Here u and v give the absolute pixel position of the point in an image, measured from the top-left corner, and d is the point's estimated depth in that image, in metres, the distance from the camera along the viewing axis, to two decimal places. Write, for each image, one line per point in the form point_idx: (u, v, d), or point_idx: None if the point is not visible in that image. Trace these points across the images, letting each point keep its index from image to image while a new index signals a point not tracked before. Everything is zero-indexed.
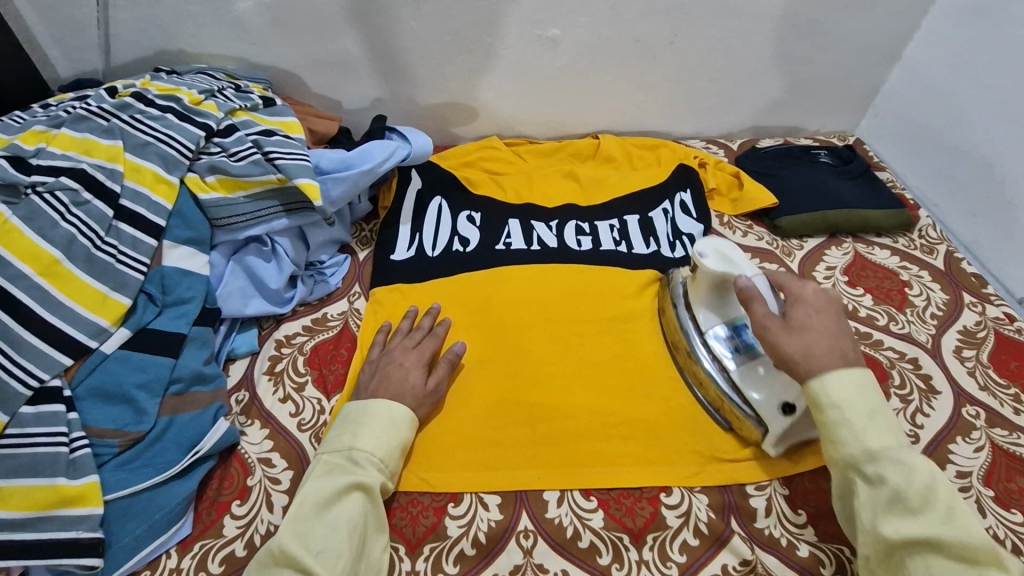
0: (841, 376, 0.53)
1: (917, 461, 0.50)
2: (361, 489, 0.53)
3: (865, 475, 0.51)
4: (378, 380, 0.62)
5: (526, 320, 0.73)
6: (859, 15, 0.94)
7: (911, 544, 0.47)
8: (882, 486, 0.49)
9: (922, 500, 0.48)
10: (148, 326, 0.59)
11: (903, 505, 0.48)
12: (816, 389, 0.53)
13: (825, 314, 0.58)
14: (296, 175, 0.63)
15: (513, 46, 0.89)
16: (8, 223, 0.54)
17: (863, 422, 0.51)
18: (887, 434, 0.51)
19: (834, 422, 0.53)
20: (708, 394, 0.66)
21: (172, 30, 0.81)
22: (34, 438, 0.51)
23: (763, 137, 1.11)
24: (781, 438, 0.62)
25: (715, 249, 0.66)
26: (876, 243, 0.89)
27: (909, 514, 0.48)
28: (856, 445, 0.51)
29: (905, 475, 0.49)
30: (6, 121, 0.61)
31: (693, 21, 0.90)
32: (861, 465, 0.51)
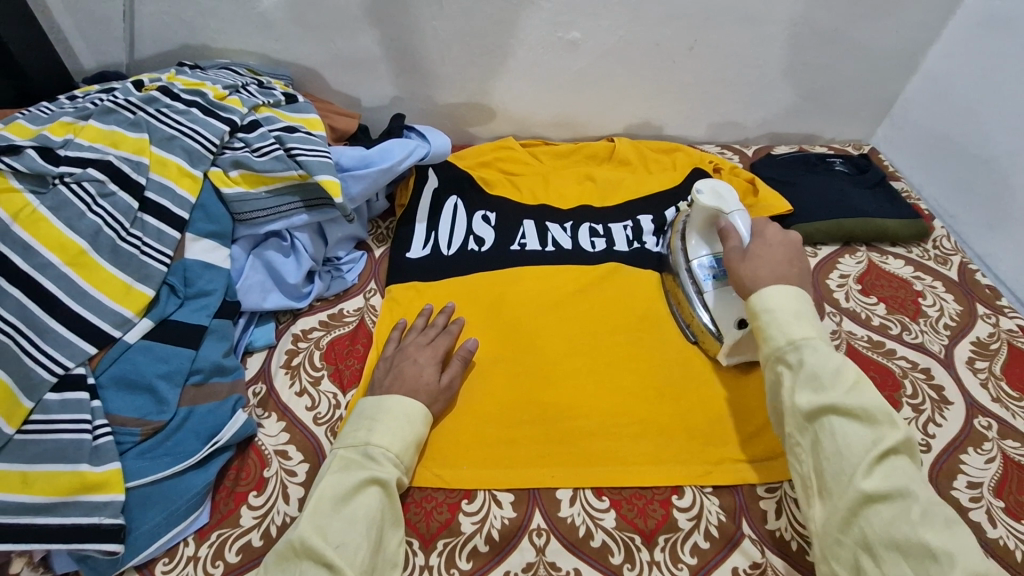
0: (778, 291, 0.57)
1: (831, 348, 0.53)
2: (378, 483, 0.53)
3: (787, 361, 0.54)
4: (393, 376, 0.62)
5: (539, 318, 0.74)
6: (879, 24, 0.94)
7: (820, 413, 0.50)
8: (799, 367, 0.53)
9: (833, 377, 0.51)
10: (171, 317, 0.60)
11: (816, 381, 0.51)
12: (752, 297, 0.58)
13: (782, 249, 0.62)
14: (317, 172, 0.64)
15: (532, 48, 0.90)
16: (37, 212, 0.55)
17: (787, 315, 0.55)
18: (808, 326, 0.55)
19: (764, 321, 0.57)
20: (682, 311, 0.73)
21: (196, 24, 0.82)
22: (59, 425, 0.52)
23: (779, 144, 1.11)
24: (734, 350, 0.67)
25: (712, 187, 0.69)
26: (890, 253, 0.89)
27: (820, 388, 0.51)
28: (780, 335, 0.55)
29: (821, 357, 0.52)
30: (34, 111, 0.62)
31: (713, 26, 0.90)
32: (783, 353, 0.55)
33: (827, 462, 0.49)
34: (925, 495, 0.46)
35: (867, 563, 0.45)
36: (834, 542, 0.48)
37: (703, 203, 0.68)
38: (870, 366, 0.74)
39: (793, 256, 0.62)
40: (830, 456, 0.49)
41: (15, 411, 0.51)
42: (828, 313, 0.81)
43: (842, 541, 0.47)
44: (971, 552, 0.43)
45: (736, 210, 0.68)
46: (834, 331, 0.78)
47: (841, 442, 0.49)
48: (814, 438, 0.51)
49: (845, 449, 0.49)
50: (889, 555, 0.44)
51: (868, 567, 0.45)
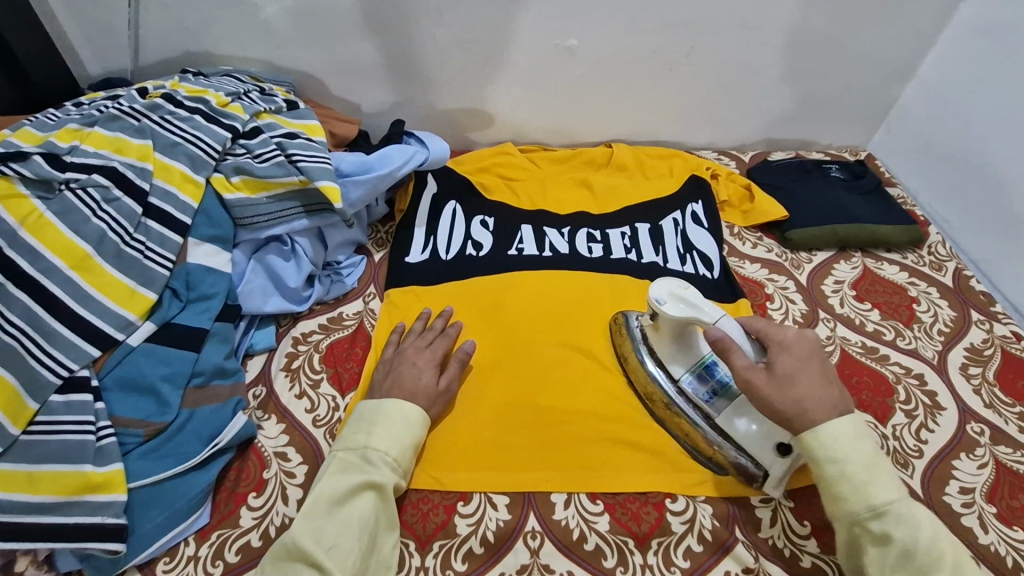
0: (832, 429, 0.54)
1: (920, 518, 0.51)
2: (374, 487, 0.54)
3: (871, 532, 0.51)
4: (392, 379, 0.63)
5: (536, 323, 0.74)
6: (874, 31, 0.94)
7: None
8: (889, 543, 0.50)
9: (933, 560, 0.49)
10: (173, 321, 0.61)
11: (916, 566, 0.49)
12: (812, 442, 0.54)
13: (805, 358, 0.58)
14: (318, 178, 0.65)
15: (531, 55, 0.91)
16: (44, 218, 0.57)
17: (865, 476, 0.52)
18: (887, 487, 0.52)
19: (836, 477, 0.53)
20: (695, 443, 0.65)
21: (200, 32, 0.83)
22: (64, 426, 0.53)
23: (776, 150, 1.12)
24: (782, 479, 0.61)
25: (670, 293, 0.62)
26: (885, 258, 0.90)
27: (921, 573, 0.49)
28: (860, 500, 0.52)
29: (910, 530, 0.50)
30: (40, 118, 0.64)
31: (711, 32, 0.91)
32: (866, 522, 0.52)
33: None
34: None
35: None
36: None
37: (678, 317, 0.61)
38: (863, 372, 0.75)
39: (820, 362, 0.58)
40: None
41: (20, 413, 0.52)
42: (823, 318, 0.81)
43: None
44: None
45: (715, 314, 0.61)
46: (828, 335, 0.79)
47: None
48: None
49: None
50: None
51: None
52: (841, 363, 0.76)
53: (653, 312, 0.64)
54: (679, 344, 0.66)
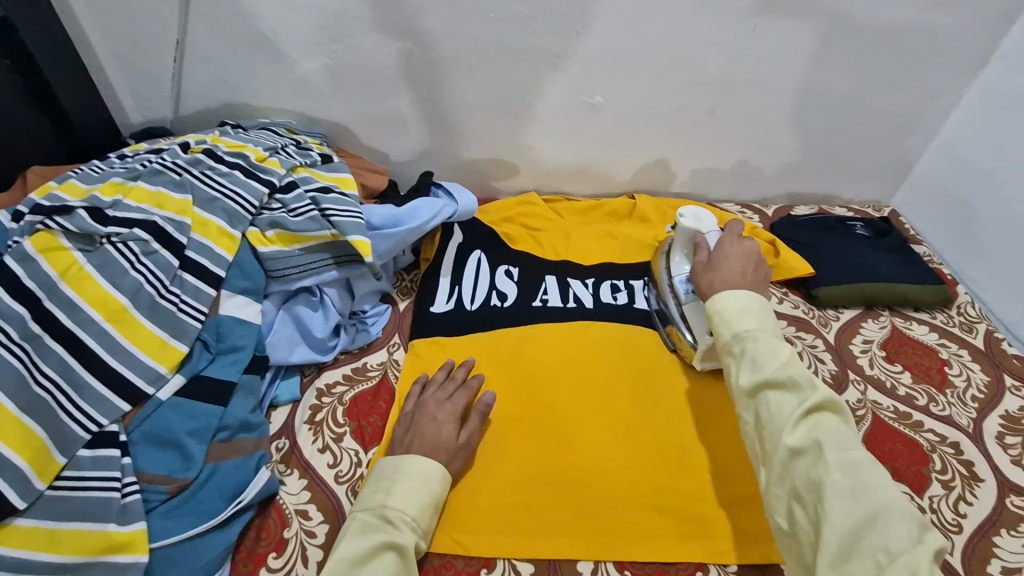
0: (727, 294, 0.62)
1: (771, 336, 0.57)
2: (394, 548, 0.52)
3: (732, 351, 0.59)
4: (413, 435, 0.62)
5: (565, 375, 0.74)
6: (894, 93, 0.96)
7: (757, 388, 0.54)
8: (741, 353, 0.57)
9: (766, 355, 0.55)
10: (202, 373, 0.61)
11: (754, 362, 0.56)
12: (707, 302, 0.64)
13: (743, 261, 0.68)
14: (349, 232, 0.66)
15: (557, 111, 0.93)
16: (84, 270, 0.58)
17: (730, 311, 0.60)
18: (751, 317, 0.60)
19: (713, 317, 0.62)
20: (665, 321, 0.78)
21: (240, 85, 0.86)
22: (89, 483, 0.52)
23: (798, 204, 1.13)
24: (706, 356, 0.72)
25: (694, 213, 0.76)
26: (914, 318, 0.89)
27: (757, 366, 0.55)
28: (726, 328, 0.60)
29: (758, 342, 0.57)
30: (85, 170, 0.66)
31: (733, 92, 0.93)
32: (729, 345, 0.59)
33: (763, 429, 0.53)
34: (846, 447, 0.48)
35: (800, 511, 0.48)
36: (773, 496, 0.50)
37: (687, 226, 0.75)
38: (896, 439, 0.73)
39: (752, 267, 0.68)
40: (765, 422, 0.52)
41: (48, 467, 0.52)
42: (852, 379, 0.80)
43: (781, 496, 0.50)
44: (888, 495, 0.45)
45: (713, 230, 0.74)
46: (859, 399, 0.77)
47: (774, 411, 0.52)
48: (753, 411, 0.54)
49: (774, 413, 0.52)
50: (813, 498, 0.47)
51: (799, 514, 0.48)
52: (873, 428, 0.74)
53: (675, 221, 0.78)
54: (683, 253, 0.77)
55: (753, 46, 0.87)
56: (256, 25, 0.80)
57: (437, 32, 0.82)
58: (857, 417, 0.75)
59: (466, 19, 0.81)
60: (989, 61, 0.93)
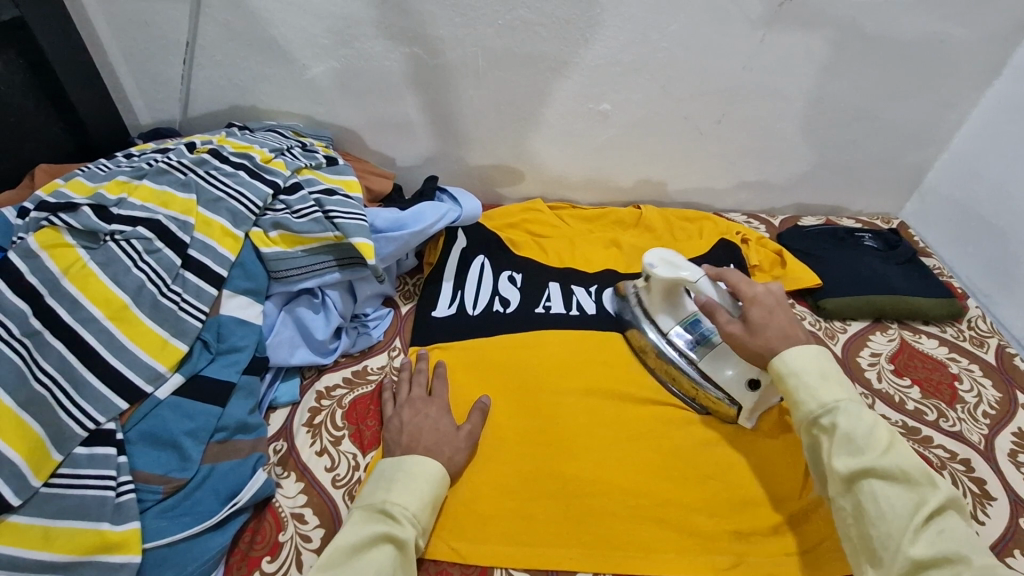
0: (798, 355, 0.59)
1: (868, 415, 0.55)
2: (393, 542, 0.52)
3: (821, 426, 0.56)
4: (410, 435, 0.62)
5: (564, 381, 0.73)
6: (905, 104, 0.95)
7: (862, 479, 0.52)
8: (835, 431, 0.55)
9: (870, 441, 0.53)
10: (201, 373, 0.60)
11: (855, 447, 0.53)
12: (776, 363, 0.60)
13: (776, 306, 0.65)
14: (353, 234, 0.66)
15: (564, 117, 0.93)
16: (87, 268, 0.58)
17: (815, 381, 0.57)
18: (838, 388, 0.57)
19: (793, 385, 0.59)
20: (681, 387, 0.73)
21: (248, 88, 0.87)
22: (84, 480, 0.52)
23: (805, 214, 1.12)
24: (753, 410, 0.69)
25: (662, 258, 0.71)
26: (923, 331, 0.88)
27: (859, 452, 0.53)
28: (812, 399, 0.57)
29: (855, 421, 0.54)
30: (92, 169, 0.66)
31: (741, 101, 0.93)
32: (817, 418, 0.56)
33: (873, 526, 0.50)
34: (978, 557, 0.47)
35: None
36: None
37: (664, 278, 0.70)
38: None
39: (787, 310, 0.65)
40: (875, 522, 0.50)
41: (44, 464, 0.51)
42: (860, 393, 0.78)
43: None
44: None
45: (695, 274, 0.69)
46: None
47: (886, 509, 0.50)
48: (857, 503, 0.52)
49: (888, 511, 0.50)
50: None
51: None
52: None
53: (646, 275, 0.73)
54: (663, 308, 0.75)
55: (762, 55, 0.87)
56: (265, 29, 0.81)
57: (446, 37, 0.82)
58: None
59: (474, 24, 0.81)
60: (1001, 73, 0.92)
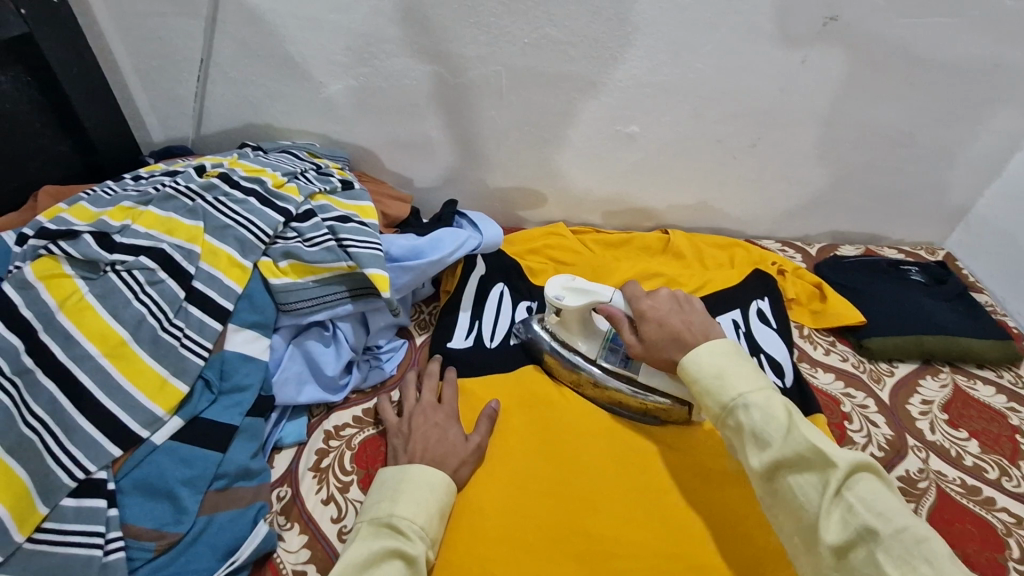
0: (697, 353, 0.55)
1: (768, 395, 0.50)
2: (403, 557, 0.49)
3: (729, 425, 0.51)
4: (419, 442, 0.60)
5: (596, 462, 0.65)
6: (957, 130, 0.89)
7: (774, 473, 0.48)
8: (739, 427, 0.50)
9: (770, 426, 0.48)
10: (201, 416, 0.56)
11: (759, 439, 0.49)
12: (681, 366, 0.56)
13: (671, 313, 0.61)
14: (367, 265, 0.62)
15: (592, 140, 0.88)
16: (84, 300, 0.54)
17: (715, 377, 0.53)
18: (737, 377, 0.52)
19: (698, 386, 0.54)
20: (630, 406, 0.69)
21: (263, 105, 0.84)
22: (70, 537, 0.48)
23: (842, 243, 1.06)
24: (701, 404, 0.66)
25: (564, 286, 0.69)
26: (978, 376, 0.81)
27: (764, 444, 0.48)
28: (714, 398, 0.53)
29: (757, 412, 0.49)
30: (98, 192, 0.63)
31: (779, 125, 0.87)
32: (723, 416, 0.52)
33: (795, 518, 0.47)
34: (892, 522, 0.43)
35: None
36: None
37: (573, 306, 0.67)
38: (966, 518, 0.65)
39: (681, 312, 0.60)
40: (798, 515, 0.46)
41: (28, 517, 0.47)
42: (911, 446, 0.72)
43: None
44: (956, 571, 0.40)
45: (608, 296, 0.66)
46: (921, 468, 0.69)
47: (802, 499, 0.46)
48: (777, 497, 0.48)
49: (802, 498, 0.46)
50: None
51: None
52: (938, 504, 0.66)
53: (555, 307, 0.70)
54: (584, 334, 0.71)
55: (804, 77, 0.82)
56: (282, 46, 0.77)
57: (469, 56, 0.78)
58: (919, 490, 0.67)
59: (498, 43, 0.77)
60: None
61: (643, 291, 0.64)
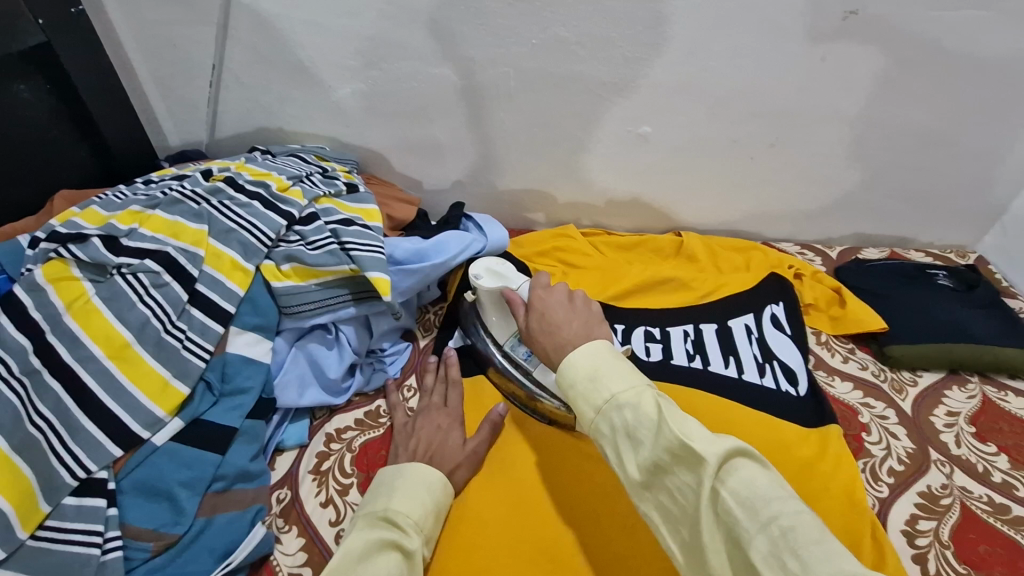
0: (571, 357, 0.50)
1: (640, 393, 0.45)
2: (400, 549, 0.47)
3: (604, 434, 0.46)
4: (417, 443, 0.60)
5: (577, 480, 0.62)
6: (991, 129, 0.85)
7: (651, 477, 0.42)
8: (615, 432, 0.44)
9: (643, 425, 0.43)
10: (202, 417, 0.57)
11: (633, 440, 0.43)
12: (557, 379, 0.50)
13: (560, 305, 0.58)
14: (369, 268, 0.62)
15: (605, 142, 0.87)
16: (91, 304, 0.55)
17: (587, 384, 0.47)
18: (609, 379, 0.46)
19: (572, 396, 0.48)
20: (522, 399, 0.68)
21: (275, 109, 0.85)
22: (71, 535, 0.49)
23: (866, 245, 1.02)
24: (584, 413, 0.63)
25: (487, 269, 0.70)
26: (1010, 387, 0.77)
27: (638, 447, 0.43)
28: (587, 406, 0.47)
29: (630, 414, 0.44)
30: (109, 196, 0.64)
31: (799, 123, 0.84)
32: (597, 425, 0.46)
33: (677, 523, 0.41)
34: (764, 514, 0.37)
35: None
36: None
37: (489, 287, 0.69)
38: (992, 539, 0.61)
39: (570, 309, 0.58)
40: (682, 521, 0.41)
41: (30, 515, 0.48)
42: (935, 460, 0.68)
43: None
44: (827, 555, 0.35)
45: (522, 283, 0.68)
46: (944, 484, 0.66)
47: (681, 502, 0.41)
48: (658, 505, 0.42)
49: (680, 500, 0.41)
50: None
51: None
52: (962, 523, 0.63)
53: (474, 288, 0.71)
54: (497, 312, 0.70)
55: (825, 75, 0.79)
56: (293, 51, 0.78)
57: (478, 58, 0.77)
58: (941, 507, 0.64)
59: (507, 43, 0.76)
60: None
61: (546, 283, 0.62)
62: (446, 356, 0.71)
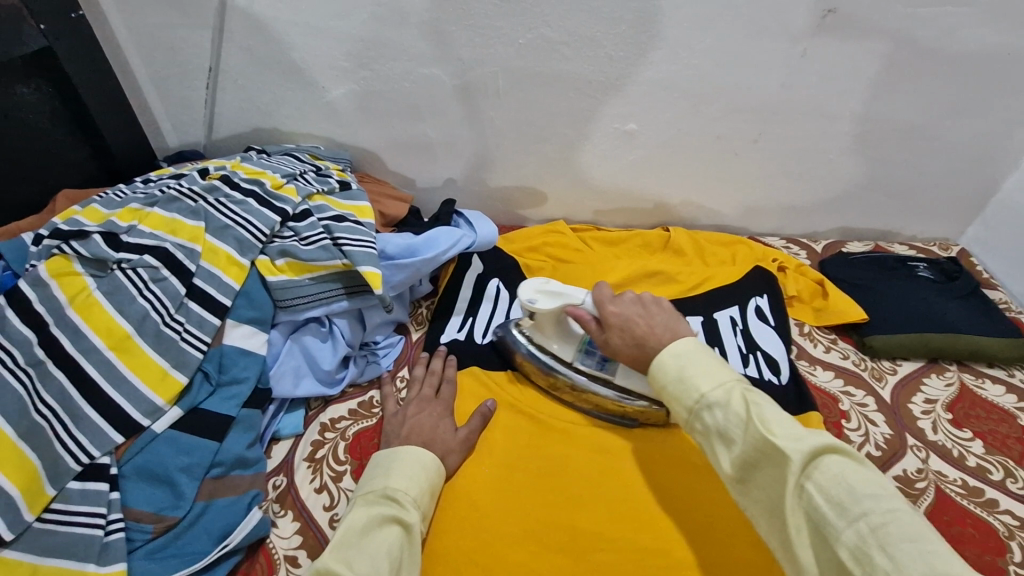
0: (661, 358, 0.53)
1: (730, 392, 0.48)
2: (400, 523, 0.50)
3: (698, 430, 0.49)
4: (410, 429, 0.62)
5: (642, 482, 0.64)
6: (970, 123, 0.87)
7: (743, 471, 0.45)
8: (708, 429, 0.48)
9: (734, 423, 0.46)
10: (200, 406, 0.59)
11: (725, 437, 0.47)
12: (649, 378, 0.54)
13: (635, 314, 0.60)
14: (360, 263, 0.64)
15: (591, 139, 0.89)
16: (92, 297, 0.58)
17: (678, 382, 0.51)
18: (700, 377, 0.50)
19: (665, 394, 0.52)
20: (604, 408, 0.69)
21: (270, 110, 0.87)
22: (75, 517, 0.51)
23: (850, 239, 1.05)
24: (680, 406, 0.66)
25: (538, 290, 0.68)
26: (987, 375, 0.79)
27: (730, 443, 0.46)
28: (680, 404, 0.50)
29: (722, 411, 0.47)
30: (109, 194, 0.66)
31: (782, 119, 0.86)
32: (691, 422, 0.50)
33: (767, 514, 0.44)
34: (853, 510, 0.39)
35: None
36: None
37: (548, 309, 0.67)
38: (964, 520, 0.63)
39: (645, 316, 0.59)
40: (772, 513, 0.44)
41: (37, 497, 0.51)
42: (911, 445, 0.70)
43: None
44: (917, 553, 0.36)
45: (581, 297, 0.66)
46: (919, 469, 0.68)
47: (772, 496, 0.44)
48: (752, 500, 0.46)
49: (770, 494, 0.44)
50: None
51: None
52: (936, 505, 0.65)
53: (530, 312, 0.69)
54: (556, 330, 0.70)
55: (805, 72, 0.81)
56: (287, 53, 0.80)
57: (467, 58, 0.80)
58: (916, 490, 0.66)
59: (495, 44, 0.78)
60: None
61: (609, 294, 0.63)
62: (445, 357, 0.74)
